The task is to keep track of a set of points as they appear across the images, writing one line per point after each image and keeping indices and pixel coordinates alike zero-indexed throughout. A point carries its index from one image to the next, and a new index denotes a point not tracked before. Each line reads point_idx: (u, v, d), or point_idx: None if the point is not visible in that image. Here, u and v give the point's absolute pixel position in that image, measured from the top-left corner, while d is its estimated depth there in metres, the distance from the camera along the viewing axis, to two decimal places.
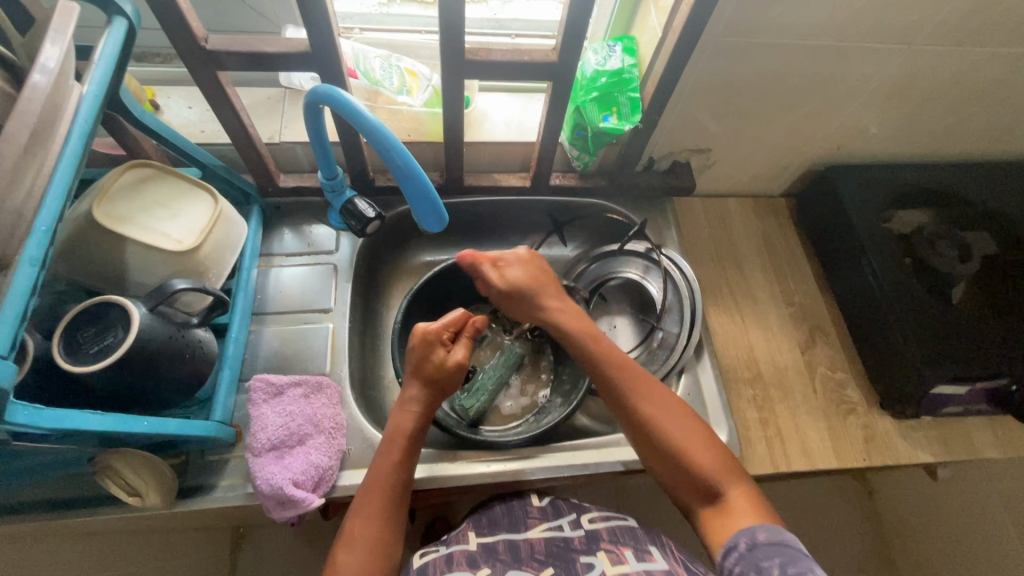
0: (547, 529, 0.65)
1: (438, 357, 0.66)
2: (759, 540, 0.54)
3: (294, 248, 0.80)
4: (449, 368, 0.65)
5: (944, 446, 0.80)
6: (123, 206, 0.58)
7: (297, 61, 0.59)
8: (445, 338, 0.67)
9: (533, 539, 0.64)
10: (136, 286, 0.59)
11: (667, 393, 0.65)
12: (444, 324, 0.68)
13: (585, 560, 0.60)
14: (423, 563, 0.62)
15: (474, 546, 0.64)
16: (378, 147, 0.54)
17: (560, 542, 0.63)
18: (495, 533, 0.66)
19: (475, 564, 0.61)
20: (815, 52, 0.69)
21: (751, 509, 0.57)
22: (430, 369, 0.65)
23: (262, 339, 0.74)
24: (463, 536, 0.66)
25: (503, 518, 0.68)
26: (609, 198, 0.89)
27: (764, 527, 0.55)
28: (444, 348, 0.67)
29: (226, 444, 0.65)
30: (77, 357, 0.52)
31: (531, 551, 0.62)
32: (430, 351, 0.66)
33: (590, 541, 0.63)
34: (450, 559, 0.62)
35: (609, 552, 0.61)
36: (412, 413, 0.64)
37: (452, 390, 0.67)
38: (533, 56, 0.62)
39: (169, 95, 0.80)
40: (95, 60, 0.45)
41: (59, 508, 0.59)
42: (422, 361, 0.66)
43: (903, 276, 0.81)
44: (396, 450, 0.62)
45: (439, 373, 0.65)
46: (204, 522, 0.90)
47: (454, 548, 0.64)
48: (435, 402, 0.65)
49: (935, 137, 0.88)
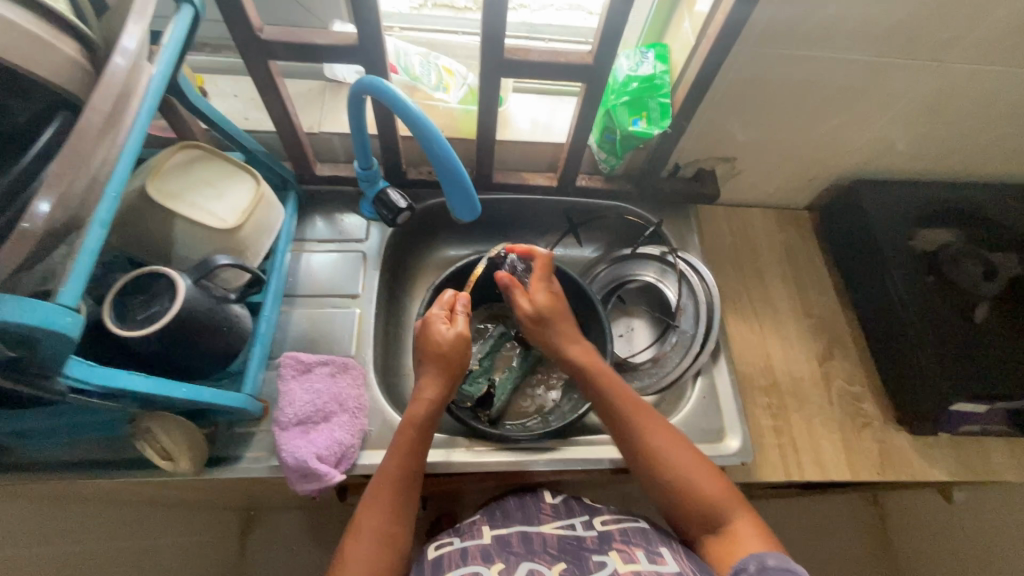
0: (561, 527, 0.66)
1: (438, 333, 0.67)
2: (768, 564, 0.53)
3: (325, 234, 0.83)
4: (453, 342, 0.67)
5: (961, 465, 0.80)
6: (174, 184, 0.61)
7: (345, 54, 0.62)
8: (443, 316, 0.69)
9: (547, 534, 0.65)
10: (180, 259, 0.62)
11: (666, 427, 0.66)
12: (440, 304, 0.71)
13: (597, 559, 0.60)
14: (438, 556, 0.64)
15: (487, 539, 0.65)
16: (418, 137, 0.56)
17: (573, 540, 0.64)
18: (508, 526, 0.67)
19: (489, 557, 0.61)
20: (846, 65, 0.70)
21: (754, 533, 0.58)
22: (436, 347, 0.67)
23: (291, 320, 0.76)
24: (477, 531, 0.67)
25: (516, 513, 0.69)
26: (633, 202, 0.91)
27: (773, 554, 0.55)
28: (446, 325, 0.69)
29: (253, 417, 0.67)
30: (125, 322, 0.55)
31: (544, 545, 0.63)
32: (432, 332, 0.68)
33: (603, 541, 0.63)
34: (465, 553, 0.63)
35: (621, 551, 0.61)
36: (425, 402, 0.65)
37: (464, 363, 0.68)
38: (569, 58, 0.64)
39: (217, 83, 0.84)
40: (164, 44, 0.49)
41: (96, 469, 0.62)
42: (427, 343, 0.68)
43: (926, 292, 0.81)
44: (406, 439, 0.63)
45: (443, 349, 0.67)
46: (222, 498, 0.93)
47: (467, 543, 0.65)
48: (444, 380, 0.66)
49: (962, 156, 0.89)
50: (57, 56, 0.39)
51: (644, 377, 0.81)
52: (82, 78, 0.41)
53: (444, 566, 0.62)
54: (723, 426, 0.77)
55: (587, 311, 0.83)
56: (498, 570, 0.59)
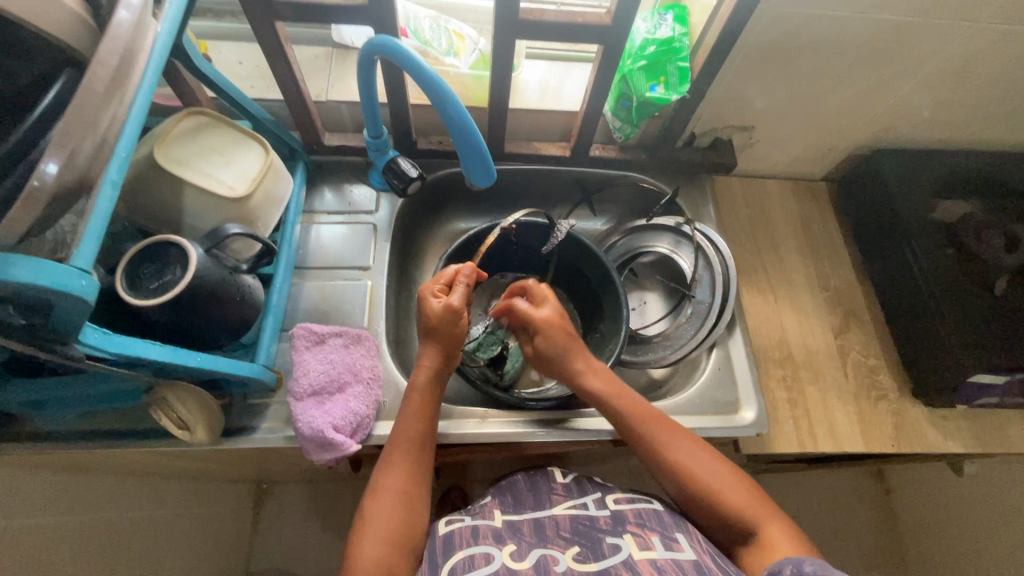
0: (572, 507, 0.66)
1: (433, 307, 0.66)
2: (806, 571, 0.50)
3: (334, 206, 0.82)
4: (440, 314, 0.65)
5: (976, 438, 0.79)
6: (182, 151, 0.60)
7: (354, 14, 0.60)
8: (436, 290, 0.68)
9: (558, 515, 0.65)
10: (190, 228, 0.61)
11: (684, 438, 0.65)
12: (436, 278, 0.69)
13: (611, 542, 0.60)
14: (449, 532, 0.63)
15: (500, 522, 0.65)
16: (433, 99, 0.54)
17: (584, 521, 0.63)
18: (520, 512, 0.66)
19: (501, 539, 0.61)
20: (873, 26, 0.67)
21: (790, 544, 0.56)
22: (431, 321, 0.66)
23: (302, 292, 0.76)
24: (488, 512, 0.67)
25: (528, 498, 0.69)
26: (648, 172, 0.89)
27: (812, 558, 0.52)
28: (438, 299, 0.67)
29: (267, 389, 0.67)
30: (136, 291, 0.54)
31: (557, 529, 0.63)
32: (424, 306, 0.67)
33: (616, 523, 0.63)
34: (476, 532, 0.63)
35: (636, 536, 0.61)
36: (426, 373, 0.66)
37: (456, 336, 0.67)
38: (586, 19, 0.62)
39: (221, 49, 0.82)
40: (168, 1, 0.47)
41: (115, 437, 0.63)
42: (422, 318, 0.67)
43: (947, 262, 0.79)
44: (414, 404, 0.64)
45: (437, 323, 0.66)
46: (234, 470, 0.93)
47: (478, 522, 0.64)
48: (443, 352, 0.66)
49: (988, 123, 0.86)
50: (60, 10, 0.37)
51: (657, 350, 0.81)
52: (86, 34, 0.40)
53: (455, 545, 0.61)
54: (738, 397, 0.76)
55: (601, 283, 0.82)
56: (511, 554, 0.59)
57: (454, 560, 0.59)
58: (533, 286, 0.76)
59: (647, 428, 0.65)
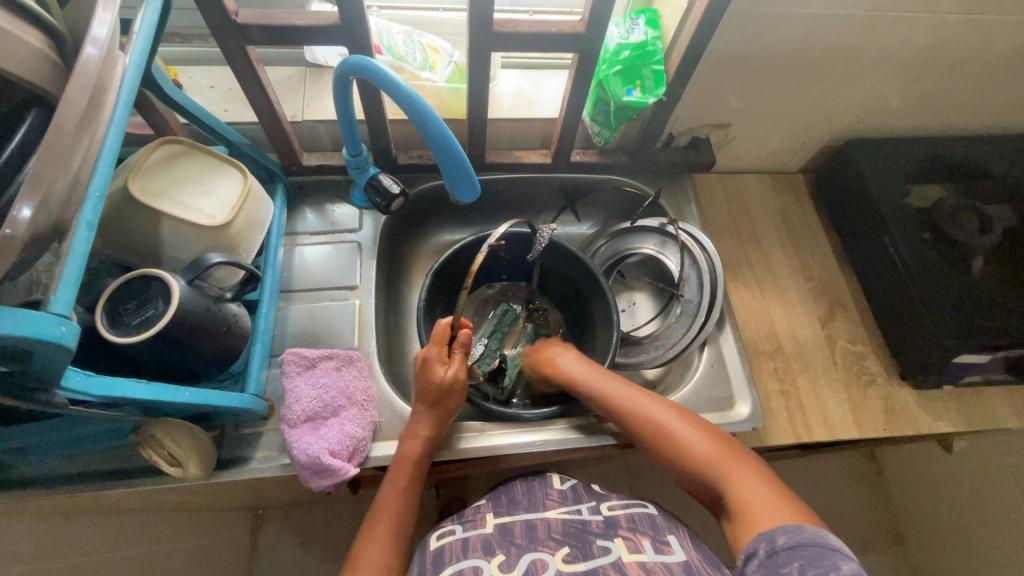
0: (565, 511, 0.66)
1: (437, 375, 0.64)
2: (778, 544, 0.49)
3: (317, 227, 0.81)
4: (444, 384, 0.64)
5: (964, 417, 0.81)
6: (158, 181, 0.59)
7: (327, 35, 0.59)
8: (441, 356, 0.66)
9: (551, 519, 0.65)
10: (170, 260, 0.60)
11: (666, 417, 0.64)
12: (434, 343, 0.66)
13: (602, 544, 0.60)
14: (439, 546, 0.64)
15: (490, 528, 0.65)
16: (412, 116, 0.54)
17: (576, 524, 0.64)
18: (512, 514, 0.67)
19: (489, 550, 0.61)
20: (839, 21, 0.69)
21: (773, 514, 0.52)
22: (432, 387, 0.64)
23: (289, 315, 0.75)
24: (479, 519, 0.67)
25: (522, 499, 0.69)
26: (629, 175, 0.90)
27: (785, 527, 0.50)
28: (442, 365, 0.66)
29: (259, 418, 0.66)
30: (119, 328, 0.53)
31: (547, 531, 0.63)
32: (429, 371, 0.65)
33: (608, 527, 0.63)
34: (466, 544, 0.63)
35: (626, 539, 0.61)
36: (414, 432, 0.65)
37: (456, 406, 0.66)
38: (560, 28, 0.62)
39: (192, 74, 0.81)
40: (136, 31, 0.46)
41: (104, 479, 0.61)
42: (423, 382, 0.65)
43: (925, 247, 0.81)
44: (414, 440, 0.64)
45: (440, 391, 0.64)
46: (228, 500, 0.91)
47: (470, 533, 0.65)
48: (438, 420, 0.64)
49: (956, 109, 0.88)
50: (23, 48, 0.36)
51: (647, 351, 0.81)
52: (51, 71, 0.39)
53: (445, 559, 0.61)
54: (732, 393, 0.77)
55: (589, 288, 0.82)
56: (499, 564, 0.59)
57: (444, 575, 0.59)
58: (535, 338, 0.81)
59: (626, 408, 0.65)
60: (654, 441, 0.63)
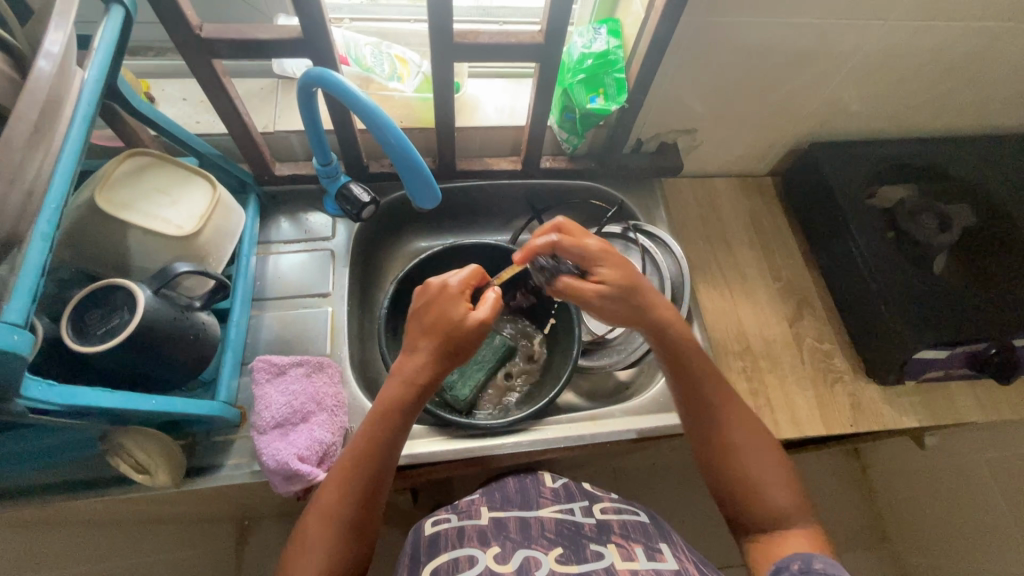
0: (558, 511, 0.68)
1: (456, 316, 0.58)
2: (814, 567, 0.51)
3: (291, 235, 0.82)
4: (466, 326, 0.57)
5: (928, 411, 0.83)
6: (124, 193, 0.60)
7: (291, 47, 0.60)
8: (462, 295, 0.60)
9: (544, 518, 0.66)
10: (138, 270, 0.60)
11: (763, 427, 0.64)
12: (463, 280, 0.60)
13: (595, 548, 0.60)
14: (435, 533, 0.65)
15: (485, 521, 0.66)
16: (372, 127, 0.55)
17: (570, 525, 0.65)
18: (507, 509, 0.68)
19: (484, 541, 0.62)
20: (792, 29, 0.71)
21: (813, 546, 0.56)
22: (449, 328, 0.57)
23: (262, 324, 0.75)
24: (474, 511, 0.69)
25: (515, 497, 0.71)
26: (599, 180, 0.91)
27: (820, 557, 0.53)
28: (464, 306, 0.59)
29: (231, 424, 0.66)
30: (84, 339, 0.54)
31: (541, 529, 0.64)
32: (449, 312, 0.58)
33: (601, 531, 0.64)
34: (461, 532, 0.65)
35: (619, 545, 0.61)
36: (399, 382, 0.59)
37: (469, 354, 0.59)
38: (520, 39, 0.64)
39: (164, 87, 0.82)
40: (95, 47, 0.47)
41: (75, 489, 0.61)
42: (440, 319, 0.58)
43: (886, 246, 0.83)
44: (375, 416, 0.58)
45: (458, 334, 0.57)
46: (207, 509, 0.91)
47: (465, 523, 0.66)
48: (446, 364, 0.58)
49: (914, 112, 0.91)
50: None
51: (612, 353, 0.83)
52: (6, 88, 0.40)
53: (440, 547, 0.63)
54: None
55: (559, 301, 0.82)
56: (494, 556, 0.60)
57: (439, 563, 0.60)
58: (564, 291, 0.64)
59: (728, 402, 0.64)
60: (718, 440, 0.63)
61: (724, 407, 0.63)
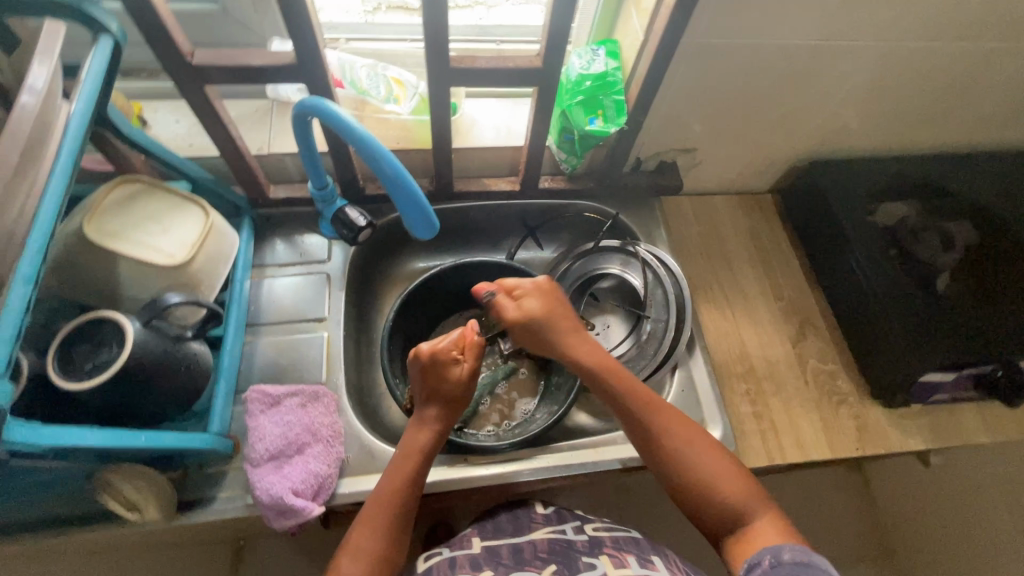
0: (551, 531, 0.66)
1: (455, 375, 0.66)
2: (783, 558, 0.50)
3: (286, 258, 0.80)
4: (460, 380, 0.66)
5: (935, 433, 0.81)
6: (114, 222, 0.58)
7: (284, 73, 0.59)
8: (454, 354, 0.67)
9: (537, 539, 0.65)
10: (128, 301, 0.59)
11: (692, 426, 0.64)
12: (450, 342, 0.68)
13: (587, 561, 0.60)
14: (427, 568, 0.64)
15: (479, 549, 0.65)
16: (366, 157, 0.54)
17: (562, 543, 0.64)
18: (500, 538, 0.66)
19: (478, 566, 0.61)
20: (791, 50, 0.70)
21: (779, 534, 0.55)
22: (448, 387, 0.66)
23: (256, 350, 0.74)
24: (467, 541, 0.67)
25: (507, 525, 0.69)
26: (598, 199, 0.91)
27: (789, 546, 0.52)
28: (455, 363, 0.66)
29: (224, 456, 0.65)
30: (72, 374, 0.52)
31: (534, 551, 0.63)
32: (445, 372, 0.66)
33: (593, 546, 0.63)
34: (453, 562, 0.63)
35: (611, 556, 0.61)
36: (429, 433, 0.64)
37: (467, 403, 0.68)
38: (518, 62, 0.63)
39: (157, 110, 0.81)
40: (82, 78, 0.46)
41: (60, 525, 0.60)
42: (438, 380, 0.65)
43: (889, 266, 0.82)
44: (400, 457, 0.62)
45: (455, 390, 0.66)
46: (200, 536, 0.89)
47: (457, 553, 0.65)
48: (450, 416, 0.66)
49: (914, 130, 0.90)
50: None
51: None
52: None
53: None
54: (703, 417, 0.77)
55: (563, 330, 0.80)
56: None
57: None
58: (491, 288, 0.73)
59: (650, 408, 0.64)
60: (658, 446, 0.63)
61: (659, 420, 0.64)
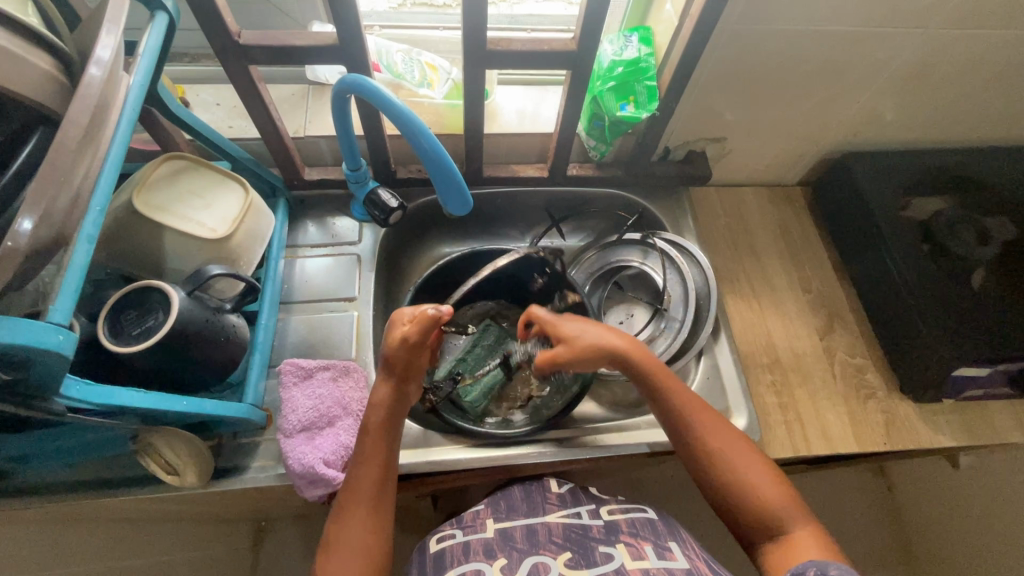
0: (565, 516, 0.66)
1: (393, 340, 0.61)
2: (829, 573, 0.50)
3: (317, 239, 0.82)
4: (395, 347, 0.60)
5: (967, 431, 0.80)
6: (161, 196, 0.61)
7: (325, 53, 0.61)
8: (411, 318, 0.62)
9: (552, 523, 0.65)
10: (173, 272, 0.61)
11: (729, 425, 0.64)
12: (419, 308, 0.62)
13: (604, 551, 0.60)
14: (440, 550, 0.64)
15: (491, 533, 0.64)
16: (405, 133, 0.55)
17: (578, 529, 0.64)
18: (512, 519, 0.66)
19: (491, 554, 0.61)
20: (827, 38, 0.70)
21: (819, 548, 0.54)
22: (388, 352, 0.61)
23: (289, 327, 0.76)
24: (479, 524, 0.67)
25: (521, 504, 0.69)
26: (625, 187, 0.91)
27: (835, 563, 0.51)
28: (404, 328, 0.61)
29: (256, 427, 0.67)
30: (120, 338, 0.54)
31: (548, 535, 0.63)
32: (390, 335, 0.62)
33: (609, 532, 0.63)
34: (467, 548, 0.63)
35: (628, 545, 0.61)
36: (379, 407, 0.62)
37: (410, 371, 0.62)
38: (553, 46, 0.64)
39: (198, 92, 0.83)
40: (141, 52, 0.48)
41: (101, 488, 0.62)
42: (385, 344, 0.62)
43: (922, 259, 0.80)
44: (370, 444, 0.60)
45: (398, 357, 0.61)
46: (227, 512, 0.91)
47: (470, 536, 0.65)
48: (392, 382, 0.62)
49: (950, 122, 0.89)
50: (29, 70, 0.38)
51: None
52: (57, 91, 0.41)
53: (446, 564, 0.62)
54: (727, 405, 0.77)
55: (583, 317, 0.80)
56: (501, 567, 0.59)
57: None
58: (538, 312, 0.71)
59: (701, 410, 0.64)
60: (698, 441, 0.62)
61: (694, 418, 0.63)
